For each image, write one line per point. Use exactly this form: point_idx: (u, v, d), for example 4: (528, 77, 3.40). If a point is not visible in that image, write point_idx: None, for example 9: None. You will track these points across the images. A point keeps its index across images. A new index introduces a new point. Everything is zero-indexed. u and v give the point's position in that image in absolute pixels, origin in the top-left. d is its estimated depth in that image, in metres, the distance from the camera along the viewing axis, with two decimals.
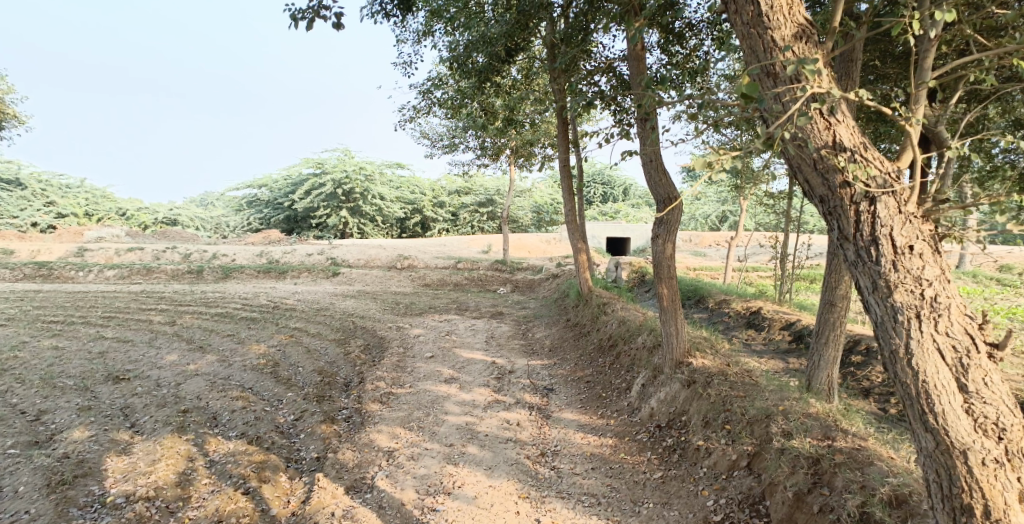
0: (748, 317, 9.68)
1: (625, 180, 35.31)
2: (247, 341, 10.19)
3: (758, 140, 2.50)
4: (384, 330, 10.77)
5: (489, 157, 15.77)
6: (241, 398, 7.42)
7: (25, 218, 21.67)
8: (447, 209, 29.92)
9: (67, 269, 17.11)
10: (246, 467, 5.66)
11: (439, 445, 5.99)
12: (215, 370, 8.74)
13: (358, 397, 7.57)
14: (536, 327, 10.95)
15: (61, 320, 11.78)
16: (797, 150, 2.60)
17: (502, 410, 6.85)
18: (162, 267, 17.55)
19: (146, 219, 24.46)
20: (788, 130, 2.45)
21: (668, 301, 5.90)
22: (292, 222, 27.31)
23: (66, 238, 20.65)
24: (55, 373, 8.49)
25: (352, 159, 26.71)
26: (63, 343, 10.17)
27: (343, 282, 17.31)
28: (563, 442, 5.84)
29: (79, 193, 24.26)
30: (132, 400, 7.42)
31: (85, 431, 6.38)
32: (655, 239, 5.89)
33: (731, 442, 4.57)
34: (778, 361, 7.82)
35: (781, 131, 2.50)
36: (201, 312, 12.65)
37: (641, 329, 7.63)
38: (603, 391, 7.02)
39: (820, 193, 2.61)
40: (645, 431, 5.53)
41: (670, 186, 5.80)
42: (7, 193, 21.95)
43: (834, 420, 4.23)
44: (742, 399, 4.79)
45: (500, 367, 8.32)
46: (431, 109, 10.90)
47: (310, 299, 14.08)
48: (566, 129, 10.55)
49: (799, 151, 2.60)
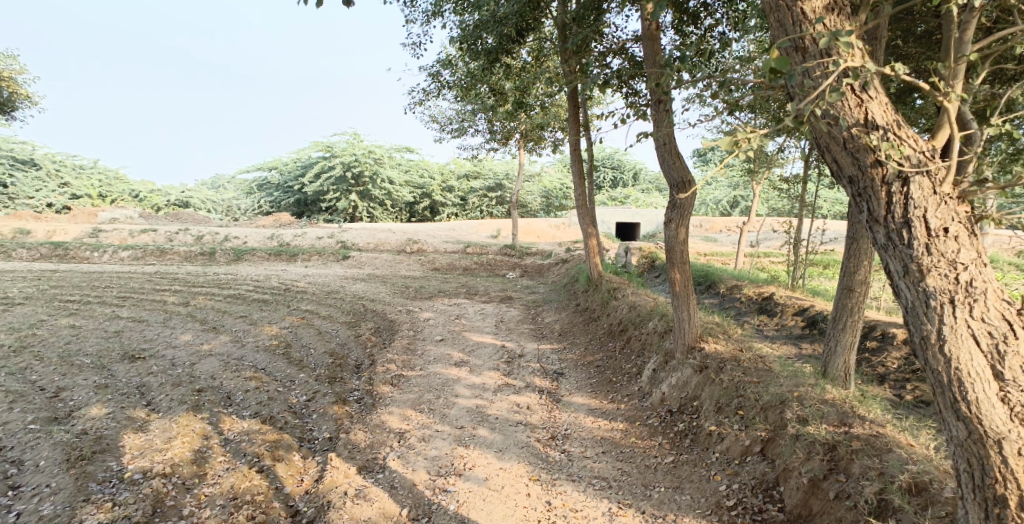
0: (761, 303, 9.62)
1: (635, 165, 35.02)
2: (259, 322, 10.28)
3: (787, 118, 2.45)
4: (394, 313, 10.82)
5: (499, 141, 15.68)
6: (254, 378, 7.49)
7: (41, 199, 21.89)
8: (456, 193, 29.87)
9: (82, 250, 17.29)
10: (260, 446, 5.73)
11: (450, 427, 6.03)
12: (228, 350, 8.84)
13: (369, 379, 7.63)
14: (546, 311, 10.95)
15: (77, 300, 11.94)
16: (827, 128, 2.55)
17: (513, 393, 6.87)
18: (175, 249, 17.70)
19: (159, 201, 24.62)
20: (819, 107, 2.41)
21: (680, 286, 5.87)
22: (303, 205, 27.39)
23: (80, 219, 20.85)
24: (72, 351, 8.62)
25: (361, 142, 26.66)
26: (80, 322, 10.32)
27: (353, 264, 17.39)
28: (573, 426, 5.86)
29: (93, 175, 24.45)
30: (148, 379, 7.53)
31: (103, 408, 6.48)
32: (668, 223, 5.83)
33: (744, 428, 4.56)
34: (790, 346, 7.78)
35: (812, 108, 2.45)
36: (213, 293, 12.77)
37: (652, 314, 7.60)
38: (613, 375, 7.03)
39: (849, 173, 2.56)
40: (656, 416, 5.54)
41: (685, 170, 5.73)
42: (22, 173, 22.13)
43: (850, 406, 4.19)
44: (755, 385, 4.76)
45: (510, 351, 8.34)
46: (441, 91, 10.82)
47: (321, 282, 14.16)
48: (577, 111, 10.43)
49: (828, 129, 2.55)
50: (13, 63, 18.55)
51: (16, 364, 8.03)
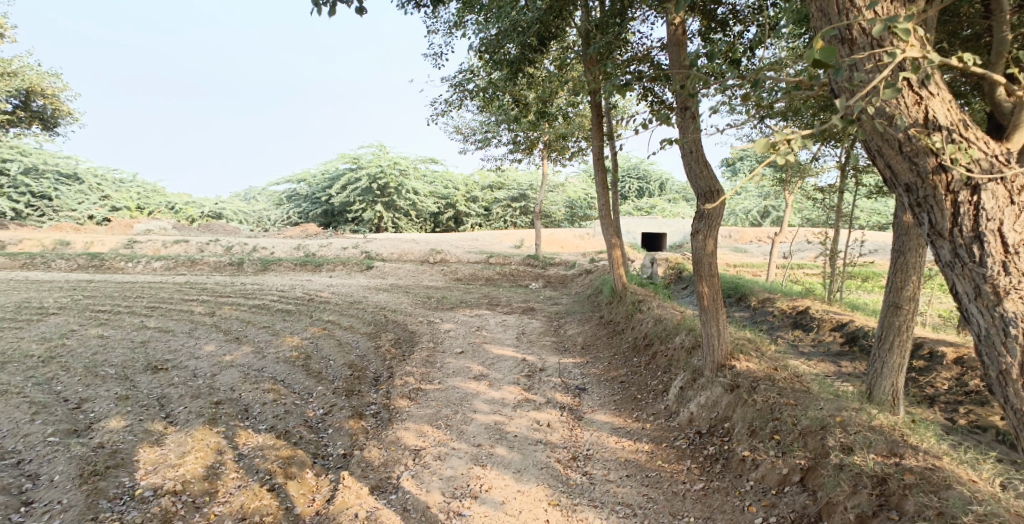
0: (795, 317, 9.23)
1: (661, 174, 34.52)
2: (281, 333, 10.24)
3: (835, 116, 2.21)
4: (415, 324, 10.68)
5: (523, 151, 15.51)
6: (273, 390, 7.40)
7: (83, 211, 22.51)
8: (480, 204, 29.82)
9: (117, 260, 17.62)
10: (273, 462, 5.60)
11: (467, 445, 5.82)
12: (250, 361, 8.79)
13: (386, 392, 7.47)
14: (569, 324, 10.70)
15: (108, 309, 12.11)
16: (879, 128, 2.31)
17: (533, 409, 6.63)
18: (205, 260, 17.95)
19: (193, 213, 25.14)
20: (872, 105, 2.16)
21: (709, 300, 5.57)
22: (329, 216, 27.67)
23: (117, 231, 21.33)
24: (98, 361, 8.67)
25: (387, 154, 26.83)
26: (109, 332, 10.41)
27: (377, 275, 17.36)
28: (595, 446, 5.59)
29: (132, 188, 25.08)
30: (169, 390, 7.49)
31: (121, 420, 6.45)
32: (696, 235, 5.57)
33: (781, 454, 4.26)
34: (829, 364, 7.42)
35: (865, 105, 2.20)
36: (239, 303, 12.82)
37: (678, 328, 7.29)
38: (637, 393, 6.74)
39: (906, 181, 2.31)
40: (684, 438, 5.24)
41: (712, 179, 5.45)
42: (65, 187, 22.82)
43: (900, 434, 3.85)
44: (792, 407, 4.44)
45: (531, 365, 8.11)
46: (463, 102, 10.70)
47: (344, 292, 14.14)
48: (601, 120, 10.19)
49: (881, 129, 2.31)
50: (57, 80, 19.03)
51: (44, 375, 8.10)
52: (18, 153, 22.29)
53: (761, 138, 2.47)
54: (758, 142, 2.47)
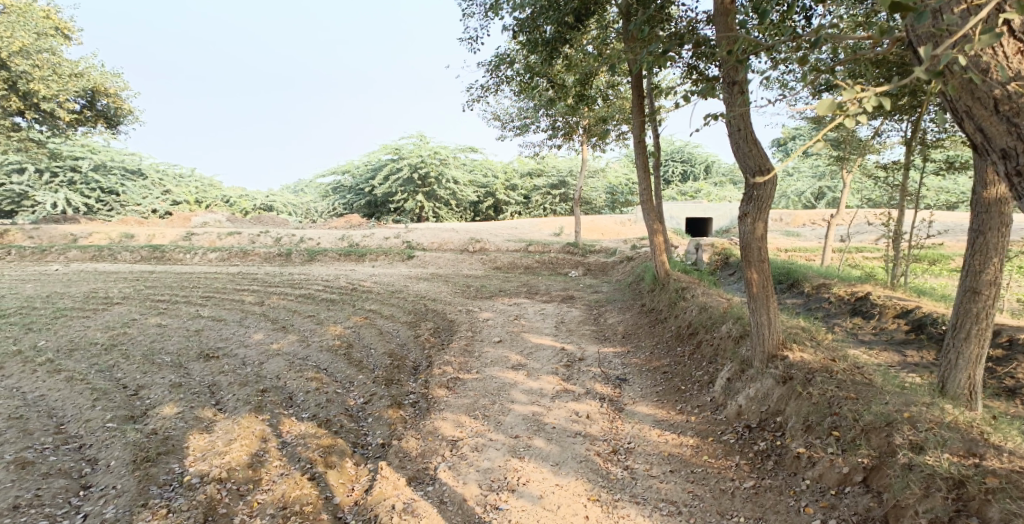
0: (854, 304, 8.72)
1: (707, 156, 33.41)
2: (325, 322, 10.37)
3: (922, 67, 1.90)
4: (455, 313, 10.66)
5: (562, 137, 15.24)
6: (316, 379, 7.47)
7: (146, 205, 23.54)
8: (520, 192, 29.65)
9: (176, 252, 18.31)
10: (314, 451, 5.64)
11: (505, 436, 5.72)
12: (295, 350, 8.94)
13: (425, 381, 7.43)
14: (610, 312, 10.46)
15: (166, 299, 12.58)
16: (970, 87, 2.06)
17: (572, 400, 6.47)
18: (256, 251, 18.46)
19: (247, 206, 25.91)
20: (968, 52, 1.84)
21: (758, 286, 5.27)
22: (373, 207, 28.05)
23: (176, 223, 22.18)
24: (155, 350, 8.97)
25: (428, 143, 26.93)
26: (167, 321, 10.79)
27: (418, 264, 17.46)
28: (637, 439, 5.38)
29: (190, 182, 26.04)
30: (218, 378, 7.67)
31: (174, 407, 6.61)
32: (744, 217, 5.27)
33: (841, 452, 3.96)
34: (892, 354, 6.97)
35: (959, 53, 1.89)
36: (287, 293, 13.11)
37: (725, 316, 6.95)
38: (681, 383, 6.47)
39: (1002, 144, 2.03)
40: (732, 432, 4.97)
41: (762, 157, 5.11)
42: (130, 182, 23.86)
43: (979, 432, 3.50)
44: (853, 401, 4.12)
45: (570, 354, 7.93)
46: (500, 87, 10.52)
47: (387, 282, 14.25)
48: (642, 101, 9.83)
49: (972, 88, 2.06)
50: (118, 81, 19.81)
51: (106, 362, 8.43)
52: (87, 151, 23.44)
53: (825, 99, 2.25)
54: (821, 103, 2.23)
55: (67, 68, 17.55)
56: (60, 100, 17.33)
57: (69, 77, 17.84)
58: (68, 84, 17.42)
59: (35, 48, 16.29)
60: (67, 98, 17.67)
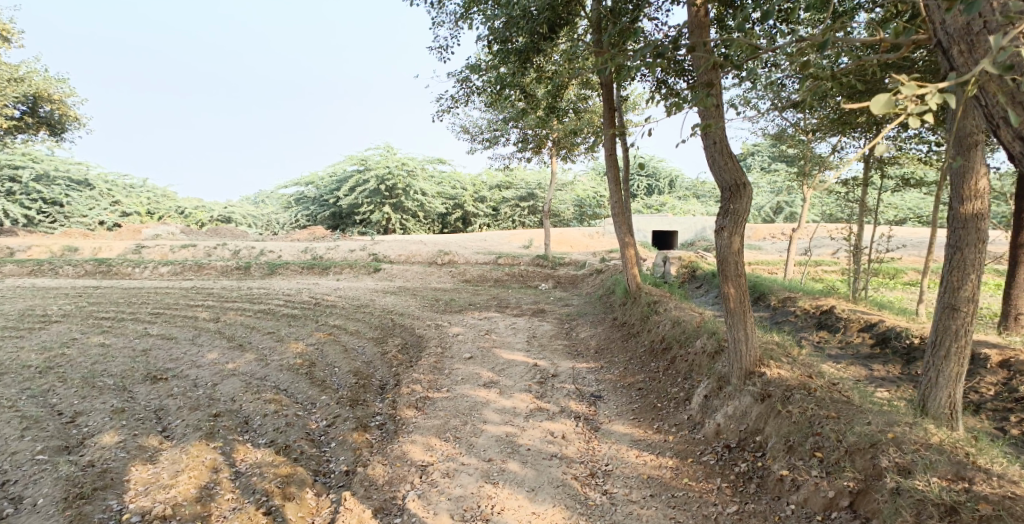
0: (819, 317, 8.81)
1: (671, 171, 33.99)
2: (286, 339, 9.92)
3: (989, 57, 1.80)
4: (422, 328, 10.35)
5: (531, 149, 15.17)
6: (274, 401, 7.06)
7: (94, 217, 22.42)
8: (488, 204, 29.49)
9: (125, 266, 17.41)
10: (271, 481, 5.28)
11: (476, 460, 5.48)
12: (253, 369, 8.48)
13: (392, 402, 7.11)
14: (581, 326, 10.33)
15: (112, 316, 11.88)
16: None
17: (546, 419, 6.27)
18: (212, 264, 17.73)
19: (203, 217, 24.97)
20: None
21: (735, 302, 5.19)
22: (337, 219, 27.46)
23: (126, 236, 21.16)
24: (97, 372, 8.38)
25: (394, 155, 26.54)
26: (111, 340, 10.14)
27: (384, 277, 17.05)
28: (615, 461, 5.21)
29: (143, 193, 24.98)
30: (167, 402, 7.18)
31: (115, 435, 6.13)
32: (720, 232, 5.20)
33: (825, 475, 3.87)
34: (860, 368, 7.03)
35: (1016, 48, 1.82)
36: (245, 309, 12.55)
37: (699, 331, 6.88)
38: (657, 401, 6.35)
39: None
40: (711, 452, 4.85)
41: (738, 171, 5.05)
42: (77, 192, 22.74)
43: (965, 454, 3.47)
44: (835, 421, 4.05)
45: (543, 370, 7.74)
46: (470, 98, 10.35)
47: (351, 296, 13.81)
48: (612, 114, 9.79)
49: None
50: (63, 87, 18.90)
51: (40, 386, 7.82)
52: (29, 160, 22.21)
53: (882, 94, 2.08)
54: (878, 97, 2.06)
55: (7, 72, 16.55)
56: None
57: (9, 82, 16.86)
58: (7, 89, 16.45)
59: None
60: (6, 104, 16.70)
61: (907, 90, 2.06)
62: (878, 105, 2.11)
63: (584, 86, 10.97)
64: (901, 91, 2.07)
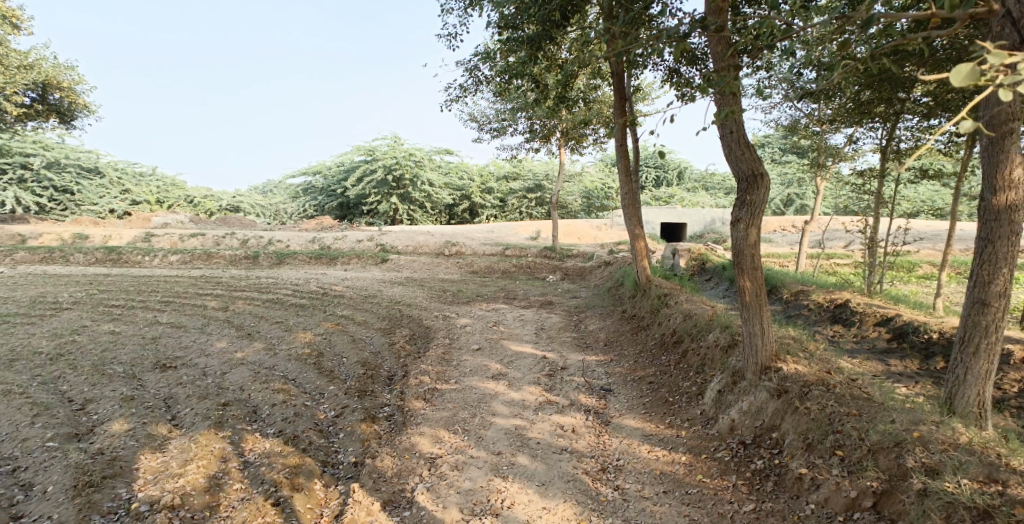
0: (833, 311, 8.67)
1: (679, 163, 33.68)
2: (294, 329, 9.89)
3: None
4: (430, 319, 10.29)
5: (539, 139, 15.02)
6: (283, 391, 7.03)
7: (104, 205, 22.48)
8: (495, 195, 29.35)
9: (134, 254, 17.45)
10: (279, 472, 5.23)
11: (486, 452, 5.43)
12: (261, 359, 8.45)
13: (400, 393, 7.05)
14: (590, 318, 10.22)
15: (121, 304, 11.90)
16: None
17: (556, 412, 6.19)
18: (221, 253, 17.74)
19: (212, 206, 25.00)
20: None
21: (751, 295, 5.08)
22: (345, 209, 27.43)
23: (135, 224, 21.20)
24: (107, 359, 8.38)
25: (402, 145, 26.45)
26: (120, 328, 10.14)
27: (392, 268, 17.00)
28: (627, 456, 5.14)
29: (152, 181, 25.03)
30: (176, 390, 7.15)
31: (124, 423, 6.11)
32: (736, 223, 5.07)
33: (847, 474, 3.79)
34: (875, 363, 6.91)
35: None
36: (253, 298, 12.53)
37: (711, 325, 6.76)
38: (669, 395, 6.25)
39: None
40: (726, 448, 4.76)
41: (755, 160, 4.91)
42: (87, 181, 22.81)
43: (997, 455, 3.38)
44: (856, 419, 3.97)
45: (552, 363, 7.65)
46: (479, 87, 10.22)
47: (359, 286, 13.77)
48: (623, 103, 9.63)
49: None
50: (73, 74, 18.92)
51: (50, 374, 7.82)
52: (40, 148, 22.27)
53: (966, 65, 1.95)
54: (960, 70, 1.94)
55: (15, 58, 16.50)
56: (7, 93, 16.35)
57: (18, 69, 16.82)
58: (16, 77, 16.42)
59: None
60: (15, 91, 16.70)
61: (995, 59, 1.95)
62: (961, 75, 1.99)
63: (595, 75, 10.81)
64: (990, 59, 1.97)
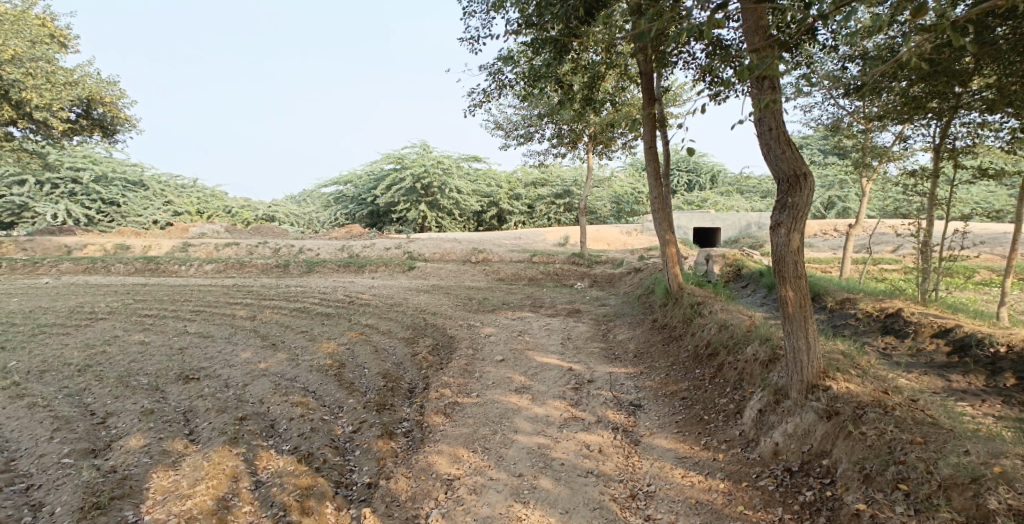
0: (884, 321, 8.08)
1: (712, 167, 32.88)
2: (318, 338, 9.73)
3: None
4: (454, 328, 10.02)
5: (567, 145, 14.69)
6: (301, 404, 6.81)
7: (148, 216, 23.01)
8: (523, 201, 29.09)
9: (171, 264, 17.74)
10: (290, 494, 5.01)
11: (506, 475, 5.13)
12: (283, 370, 8.29)
13: (420, 406, 6.76)
14: (619, 327, 9.80)
15: (154, 314, 11.97)
16: None
17: (582, 430, 5.82)
18: (253, 262, 17.87)
19: (248, 216, 25.38)
20: None
21: (795, 306, 4.63)
22: (375, 217, 27.53)
23: (174, 235, 21.62)
24: (133, 371, 8.33)
25: (430, 153, 26.45)
26: (150, 338, 10.16)
27: (419, 275, 16.83)
28: (658, 481, 4.76)
29: (192, 193, 25.58)
30: (196, 403, 7.01)
31: (140, 438, 5.97)
32: (776, 228, 4.64)
33: (914, 513, 3.39)
34: (936, 379, 6.35)
35: None
36: (281, 307, 12.49)
37: (750, 337, 6.29)
38: (703, 412, 5.82)
39: None
40: (769, 476, 4.34)
41: (797, 159, 4.49)
42: (133, 193, 23.39)
43: None
44: (923, 449, 3.57)
45: (578, 375, 7.27)
46: (503, 92, 9.96)
47: (386, 294, 13.59)
48: (653, 103, 9.22)
49: None
50: (114, 89, 19.46)
51: (76, 386, 7.79)
52: (88, 162, 23.04)
53: None
54: None
55: (61, 76, 17.06)
56: (54, 109, 16.69)
57: (63, 85, 17.30)
58: (62, 93, 16.82)
59: (29, 55, 15.88)
60: (61, 107, 17.06)
61: None
62: None
63: (623, 77, 10.46)
64: None
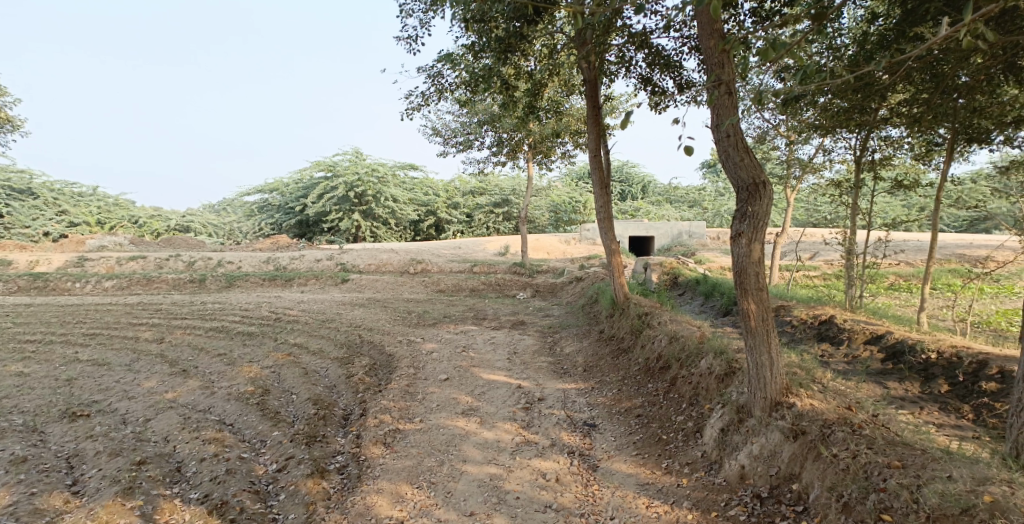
0: (820, 328, 8.20)
1: (643, 177, 33.74)
2: (238, 362, 8.80)
3: None
4: (392, 345, 9.38)
5: (506, 153, 14.34)
6: (215, 441, 6.01)
7: (38, 228, 20.68)
8: (461, 210, 28.57)
9: (64, 281, 15.93)
10: None
11: (454, 515, 4.64)
12: (195, 400, 7.37)
13: (356, 436, 6.11)
14: (565, 340, 9.48)
15: (40, 339, 10.53)
16: None
17: (535, 456, 5.40)
18: (163, 277, 16.33)
19: (159, 227, 23.42)
20: None
21: (758, 320, 4.40)
22: (304, 227, 26.16)
23: (68, 248, 19.50)
24: (6, 410, 7.15)
25: (363, 161, 25.44)
26: (32, 368, 8.86)
27: (352, 289, 15.93)
28: (621, 512, 4.43)
29: (93, 202, 23.37)
30: (84, 445, 6.05)
31: (6, 496, 5.02)
32: (737, 238, 4.42)
33: None
34: (877, 387, 6.39)
35: None
36: (195, 326, 11.35)
37: (702, 350, 6.09)
38: (661, 431, 5.54)
39: None
40: (739, 504, 4.12)
41: (756, 167, 4.29)
42: (19, 202, 21.02)
43: None
44: (903, 475, 3.45)
45: (528, 394, 6.86)
46: (440, 97, 9.46)
47: (316, 310, 12.66)
48: (595, 112, 9.00)
49: None
50: None
51: None
52: None
53: None
54: None
55: None
56: None
57: None
58: None
59: None
60: None
61: None
62: None
63: (563, 86, 10.24)
64: None
